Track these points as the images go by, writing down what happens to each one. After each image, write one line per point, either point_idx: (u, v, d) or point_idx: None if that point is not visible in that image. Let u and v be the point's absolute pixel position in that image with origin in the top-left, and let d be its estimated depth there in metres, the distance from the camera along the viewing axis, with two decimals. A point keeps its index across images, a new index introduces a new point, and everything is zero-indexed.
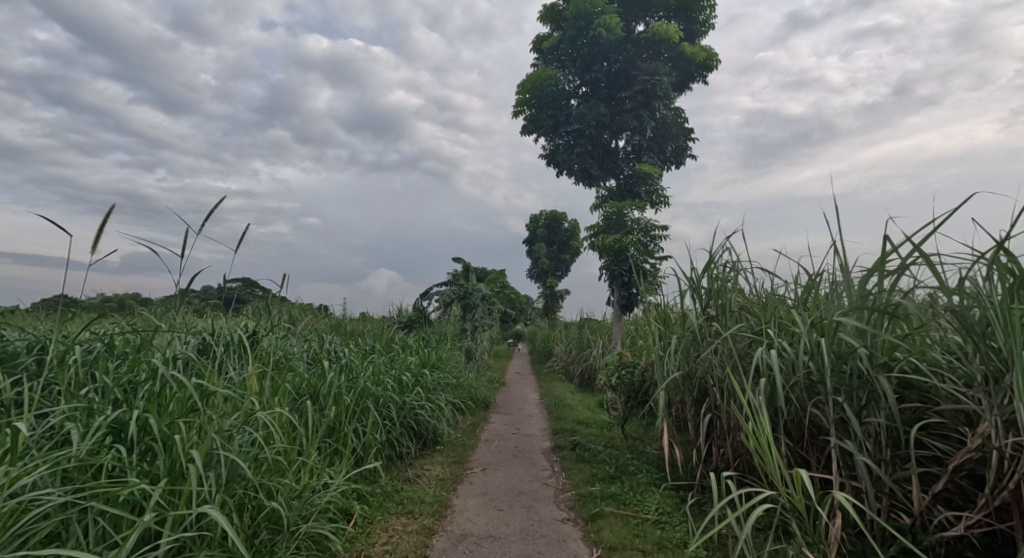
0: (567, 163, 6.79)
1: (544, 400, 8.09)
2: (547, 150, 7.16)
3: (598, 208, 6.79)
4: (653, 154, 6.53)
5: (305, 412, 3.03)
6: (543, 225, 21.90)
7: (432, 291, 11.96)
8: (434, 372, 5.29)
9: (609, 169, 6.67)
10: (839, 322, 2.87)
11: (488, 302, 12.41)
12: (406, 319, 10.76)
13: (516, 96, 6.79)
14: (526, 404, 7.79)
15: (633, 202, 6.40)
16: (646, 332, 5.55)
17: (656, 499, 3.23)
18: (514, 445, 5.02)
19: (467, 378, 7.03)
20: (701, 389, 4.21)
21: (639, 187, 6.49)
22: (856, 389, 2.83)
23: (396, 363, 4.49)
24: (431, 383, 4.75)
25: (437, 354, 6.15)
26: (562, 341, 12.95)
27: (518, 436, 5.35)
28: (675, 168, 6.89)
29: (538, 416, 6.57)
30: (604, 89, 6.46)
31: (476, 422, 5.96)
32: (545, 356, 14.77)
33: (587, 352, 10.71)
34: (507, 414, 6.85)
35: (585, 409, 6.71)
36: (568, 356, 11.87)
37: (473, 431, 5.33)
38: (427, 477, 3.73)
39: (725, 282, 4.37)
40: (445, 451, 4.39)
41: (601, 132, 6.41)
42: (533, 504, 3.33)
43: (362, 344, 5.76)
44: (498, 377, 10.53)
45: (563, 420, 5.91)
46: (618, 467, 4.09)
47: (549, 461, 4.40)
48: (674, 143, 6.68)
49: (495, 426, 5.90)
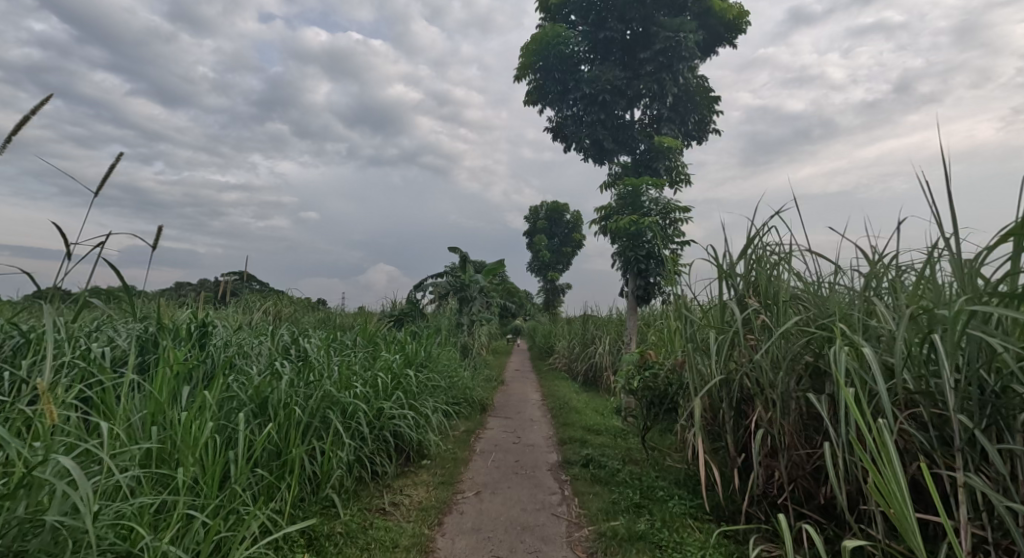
0: (577, 136, 6.03)
1: (547, 402, 7.37)
2: (553, 122, 6.40)
3: (610, 187, 6.05)
4: (674, 126, 5.77)
5: (238, 431, 2.28)
6: (544, 217, 21.25)
7: (426, 283, 11.24)
8: (422, 373, 4.52)
9: (623, 143, 5.92)
10: (958, 315, 2.12)
11: (485, 295, 11.70)
12: (399, 312, 10.04)
13: (520, 59, 6.01)
14: (527, 406, 7.07)
15: (651, 178, 5.65)
16: (668, 326, 4.80)
17: (700, 544, 2.49)
18: (514, 459, 4.28)
19: (461, 377, 6.29)
20: (743, 397, 3.46)
21: (658, 162, 5.76)
22: (985, 407, 2.09)
23: (372, 363, 3.72)
24: (417, 385, 4.01)
25: (427, 351, 5.40)
26: (564, 337, 12.25)
27: (519, 447, 4.62)
28: (697, 144, 6.17)
29: (541, 421, 5.83)
30: (620, 50, 5.70)
31: (472, 429, 5.19)
32: (545, 353, 14.13)
33: (592, 349, 10.02)
34: (505, 418, 6.10)
35: (594, 414, 5.96)
36: (571, 354, 11.20)
37: (466, 442, 4.58)
38: (405, 506, 2.99)
39: (768, 270, 3.63)
40: (431, 469, 3.65)
41: (615, 99, 5.64)
42: (540, 548, 2.59)
43: (338, 340, 4.98)
44: (496, 375, 9.82)
45: (570, 428, 5.15)
46: (643, 491, 3.35)
47: (557, 481, 3.66)
48: (697, 114, 5.96)
49: (493, 435, 5.13)
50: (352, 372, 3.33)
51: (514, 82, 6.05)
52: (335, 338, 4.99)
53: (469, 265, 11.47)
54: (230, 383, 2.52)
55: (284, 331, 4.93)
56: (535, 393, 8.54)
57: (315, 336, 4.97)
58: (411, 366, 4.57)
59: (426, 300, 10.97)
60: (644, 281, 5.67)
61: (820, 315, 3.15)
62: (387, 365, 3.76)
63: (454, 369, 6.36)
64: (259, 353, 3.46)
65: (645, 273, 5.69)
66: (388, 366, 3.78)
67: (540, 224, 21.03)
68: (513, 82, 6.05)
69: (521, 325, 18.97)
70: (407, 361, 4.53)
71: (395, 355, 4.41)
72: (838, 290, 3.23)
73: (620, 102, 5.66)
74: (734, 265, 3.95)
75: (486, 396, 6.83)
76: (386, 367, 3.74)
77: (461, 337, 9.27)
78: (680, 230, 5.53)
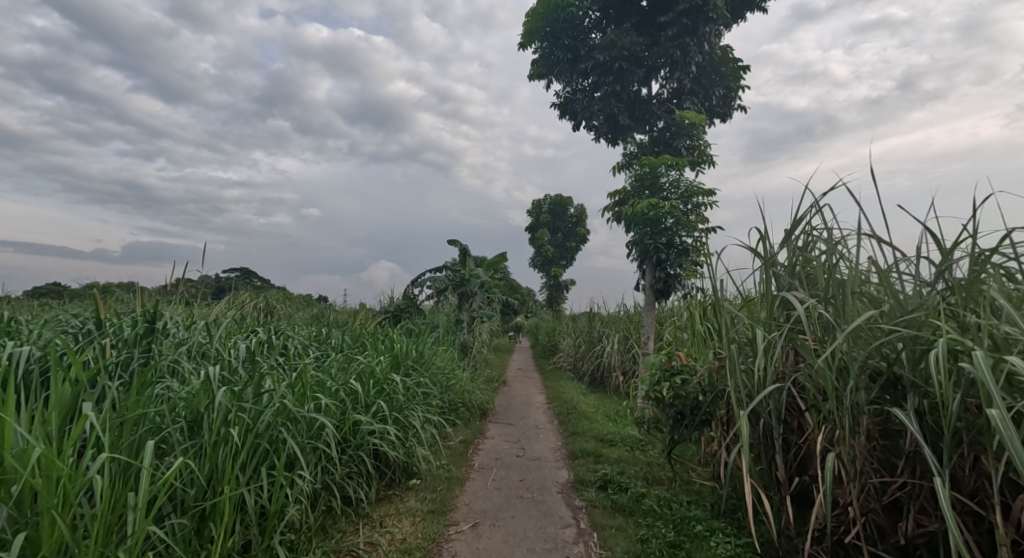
0: (587, 111, 5.43)
1: (553, 406, 6.81)
2: (560, 97, 5.80)
3: (625, 168, 5.46)
4: (696, 100, 5.24)
5: (154, 463, 1.68)
6: (547, 211, 20.68)
7: (423, 277, 10.68)
8: (411, 376, 3.94)
9: (640, 118, 5.32)
10: None
11: (485, 290, 11.12)
12: (394, 309, 9.48)
13: (525, 25, 5.40)
14: (531, 410, 6.49)
15: (670, 157, 5.03)
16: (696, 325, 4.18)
17: None
18: (518, 478, 3.67)
19: (458, 379, 5.71)
20: (796, 409, 2.87)
21: (678, 140, 5.16)
22: None
23: (348, 365, 3.13)
24: (403, 392, 3.42)
25: (419, 350, 4.81)
26: (569, 335, 11.69)
27: (524, 461, 4.03)
28: (720, 121, 5.57)
29: (548, 429, 5.25)
30: (637, 13, 5.08)
31: (468, 439, 4.59)
32: (549, 351, 13.56)
33: (599, 348, 9.45)
34: (508, 425, 5.52)
35: (607, 422, 5.36)
36: (576, 353, 10.61)
37: (463, 456, 4.00)
38: (384, 546, 2.39)
39: (819, 259, 3.03)
40: (421, 492, 3.05)
41: (632, 69, 5.06)
42: None
43: (316, 341, 4.37)
44: (497, 375, 9.27)
45: (581, 440, 4.55)
46: (676, 524, 2.77)
47: (571, 508, 3.08)
48: (722, 87, 5.35)
49: (492, 446, 4.52)
50: (319, 379, 2.72)
51: (518, 51, 5.45)
52: (312, 338, 4.38)
53: (470, 258, 10.84)
54: (148, 395, 1.93)
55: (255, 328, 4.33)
56: (539, 395, 7.95)
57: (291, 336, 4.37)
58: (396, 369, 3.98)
59: (424, 296, 10.36)
60: (663, 274, 5.04)
61: (897, 311, 2.54)
62: (367, 368, 3.17)
63: (451, 371, 5.77)
64: (214, 354, 2.88)
65: (664, 265, 5.07)
66: (368, 369, 3.19)
67: (545, 217, 20.39)
68: (517, 51, 5.45)
69: (523, 323, 18.45)
70: (392, 363, 3.94)
71: (378, 357, 3.82)
72: (910, 282, 2.62)
73: (638, 72, 5.08)
74: (774, 254, 3.36)
75: (487, 400, 6.22)
76: (367, 370, 3.14)
77: (460, 335, 8.66)
78: (704, 217, 4.94)
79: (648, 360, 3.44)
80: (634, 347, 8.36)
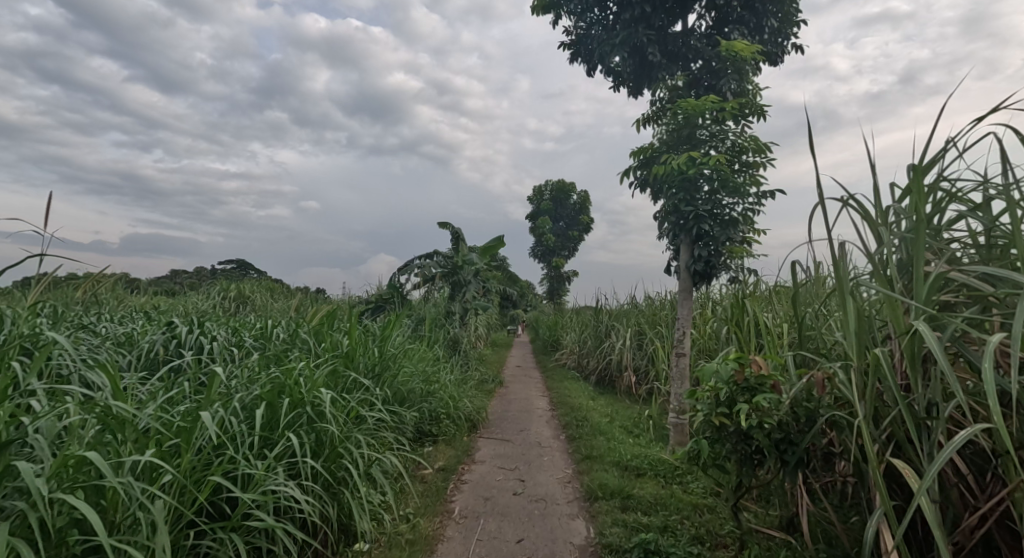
0: (606, 46, 4.31)
1: (558, 413, 5.76)
2: (572, 35, 4.71)
3: (654, 119, 4.32)
4: (744, 31, 4.14)
5: None
6: (548, 198, 19.58)
7: (411, 264, 9.61)
8: (366, 389, 2.82)
9: (673, 54, 4.21)
10: None
11: (480, 278, 10.04)
12: (376, 299, 8.44)
13: None
14: (532, 419, 5.43)
15: (714, 98, 3.86)
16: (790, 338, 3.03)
17: None
18: (516, 535, 2.56)
19: (442, 385, 4.63)
20: (983, 452, 1.79)
21: (723, 80, 4.00)
22: None
23: (266, 396, 2.02)
24: (350, 417, 2.29)
25: (387, 351, 3.69)
26: (572, 329, 10.62)
27: (524, 505, 2.94)
28: (773, 63, 4.44)
29: (554, 450, 4.18)
30: None
31: (449, 468, 3.50)
32: (551, 347, 12.44)
33: (607, 344, 8.40)
34: (503, 442, 4.44)
35: (628, 441, 4.27)
36: (582, 350, 9.50)
37: (438, 498, 2.91)
38: None
39: (985, 223, 1.94)
40: None
41: None
42: None
43: (251, 344, 3.32)
44: (492, 374, 8.23)
45: (598, 471, 3.47)
46: None
47: None
48: (778, 16, 4.22)
49: (482, 477, 3.43)
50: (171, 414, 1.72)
51: None
52: (241, 338, 3.31)
53: (464, 243, 9.73)
54: None
55: (168, 328, 3.24)
56: (541, 399, 6.87)
57: (216, 334, 3.32)
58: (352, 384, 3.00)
59: (412, 285, 9.25)
60: (705, 254, 3.87)
61: None
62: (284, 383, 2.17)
63: (431, 375, 4.67)
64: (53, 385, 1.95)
65: (706, 241, 3.91)
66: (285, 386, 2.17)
67: (546, 204, 19.25)
68: None
69: (521, 315, 17.46)
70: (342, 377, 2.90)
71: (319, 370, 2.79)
72: None
73: None
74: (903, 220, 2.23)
75: (480, 408, 5.15)
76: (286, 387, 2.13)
77: (451, 329, 7.57)
78: (759, 179, 3.80)
79: (701, 369, 2.28)
80: (650, 345, 7.26)
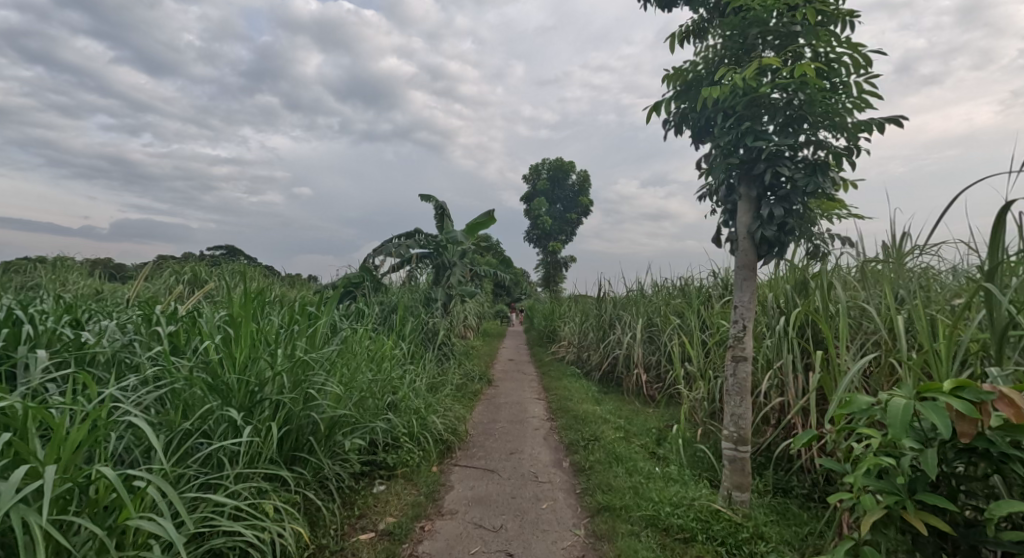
0: None
1: (559, 425, 4.60)
2: None
3: (703, 28, 3.10)
4: None
5: None
6: (545, 177, 18.31)
7: (389, 243, 8.36)
8: (231, 437, 1.67)
9: None
10: None
11: (469, 260, 8.82)
12: (343, 282, 7.21)
13: None
14: (527, 434, 4.28)
15: None
16: (953, 338, 1.84)
17: None
18: None
19: (404, 397, 3.47)
20: None
21: None
22: None
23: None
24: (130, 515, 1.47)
25: (314, 355, 2.52)
26: (572, 318, 9.46)
27: None
28: None
29: (552, 486, 3.07)
30: None
31: (399, 528, 2.36)
32: (547, 338, 11.24)
33: (613, 337, 7.24)
34: (485, 471, 3.30)
35: (657, 476, 3.12)
36: (583, 341, 8.35)
37: None
38: None
39: None
40: None
41: None
42: None
43: (98, 337, 2.21)
44: (478, 370, 7.08)
45: (627, 537, 2.32)
46: None
47: None
48: None
49: (444, 544, 2.29)
50: None
51: None
52: (85, 332, 2.20)
53: (450, 219, 8.46)
54: None
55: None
56: (536, 403, 5.71)
57: (51, 325, 2.23)
58: (226, 426, 1.92)
59: (388, 267, 7.98)
60: (777, 214, 2.62)
61: None
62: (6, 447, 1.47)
63: (390, 384, 3.48)
64: None
65: (777, 196, 2.67)
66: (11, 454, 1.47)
67: (544, 183, 17.92)
68: None
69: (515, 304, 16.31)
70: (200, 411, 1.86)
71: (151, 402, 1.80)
72: None
73: None
74: None
75: (457, 422, 3.96)
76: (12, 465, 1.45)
77: (429, 318, 6.33)
78: (863, 103, 2.59)
79: (883, 427, 1.07)
80: (668, 338, 6.08)
